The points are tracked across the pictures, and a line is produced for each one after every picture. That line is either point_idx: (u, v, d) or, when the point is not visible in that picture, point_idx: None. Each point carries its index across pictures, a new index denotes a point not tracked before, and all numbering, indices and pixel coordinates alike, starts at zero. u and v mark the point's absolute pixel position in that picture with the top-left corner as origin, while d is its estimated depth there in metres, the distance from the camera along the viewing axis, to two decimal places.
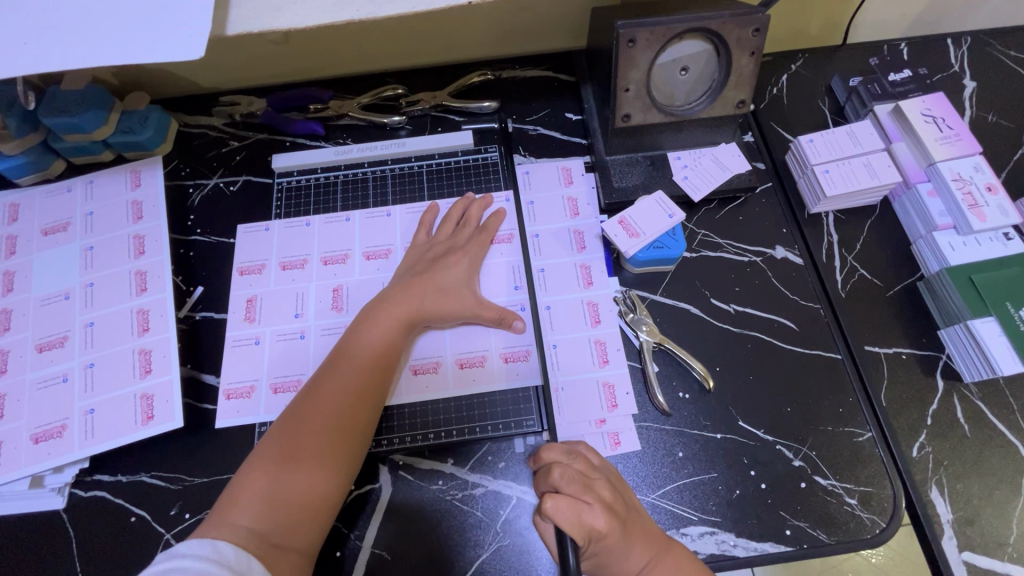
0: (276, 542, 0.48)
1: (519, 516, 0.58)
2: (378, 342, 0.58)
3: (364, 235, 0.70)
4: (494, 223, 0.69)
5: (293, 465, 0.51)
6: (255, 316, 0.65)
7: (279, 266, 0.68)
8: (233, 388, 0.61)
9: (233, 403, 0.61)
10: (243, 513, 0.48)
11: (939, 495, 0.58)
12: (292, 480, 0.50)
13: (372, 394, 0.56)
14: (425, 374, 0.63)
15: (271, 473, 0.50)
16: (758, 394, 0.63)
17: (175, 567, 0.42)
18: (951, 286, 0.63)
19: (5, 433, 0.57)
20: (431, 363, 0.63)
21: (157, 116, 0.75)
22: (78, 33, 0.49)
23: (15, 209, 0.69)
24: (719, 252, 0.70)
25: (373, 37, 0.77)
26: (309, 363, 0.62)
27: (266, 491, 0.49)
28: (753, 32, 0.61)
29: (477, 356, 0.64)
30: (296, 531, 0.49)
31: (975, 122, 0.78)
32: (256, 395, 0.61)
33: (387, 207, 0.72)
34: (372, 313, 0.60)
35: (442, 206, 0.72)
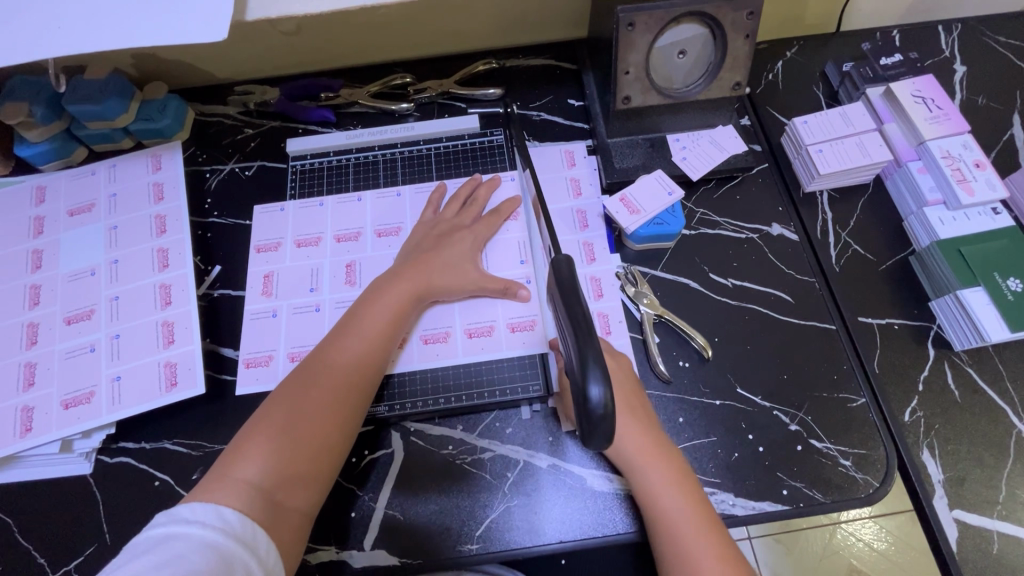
0: (280, 501, 0.50)
1: (525, 480, 0.60)
2: (385, 315, 0.61)
3: (375, 215, 0.73)
4: (506, 207, 0.71)
5: (299, 427, 0.53)
6: (272, 291, 0.68)
7: (295, 244, 0.71)
8: (252, 357, 0.64)
9: (252, 371, 0.64)
10: (249, 471, 0.50)
11: (931, 457, 0.60)
12: (298, 442, 0.52)
13: (377, 366, 0.59)
14: (436, 343, 0.66)
15: (278, 435, 0.52)
16: (755, 362, 0.65)
17: (179, 533, 0.44)
18: (941, 258, 0.66)
19: (36, 400, 0.60)
20: (441, 333, 0.66)
21: (176, 105, 0.78)
22: (111, 17, 0.52)
23: (41, 192, 0.72)
24: (717, 229, 0.73)
25: (383, 28, 0.81)
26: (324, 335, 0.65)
27: (273, 451, 0.51)
28: (747, 15, 0.64)
29: (485, 326, 0.66)
30: (299, 491, 0.51)
31: (965, 105, 0.80)
32: (274, 364, 0.64)
33: (396, 188, 0.75)
34: (379, 288, 0.63)
35: (449, 186, 0.75)
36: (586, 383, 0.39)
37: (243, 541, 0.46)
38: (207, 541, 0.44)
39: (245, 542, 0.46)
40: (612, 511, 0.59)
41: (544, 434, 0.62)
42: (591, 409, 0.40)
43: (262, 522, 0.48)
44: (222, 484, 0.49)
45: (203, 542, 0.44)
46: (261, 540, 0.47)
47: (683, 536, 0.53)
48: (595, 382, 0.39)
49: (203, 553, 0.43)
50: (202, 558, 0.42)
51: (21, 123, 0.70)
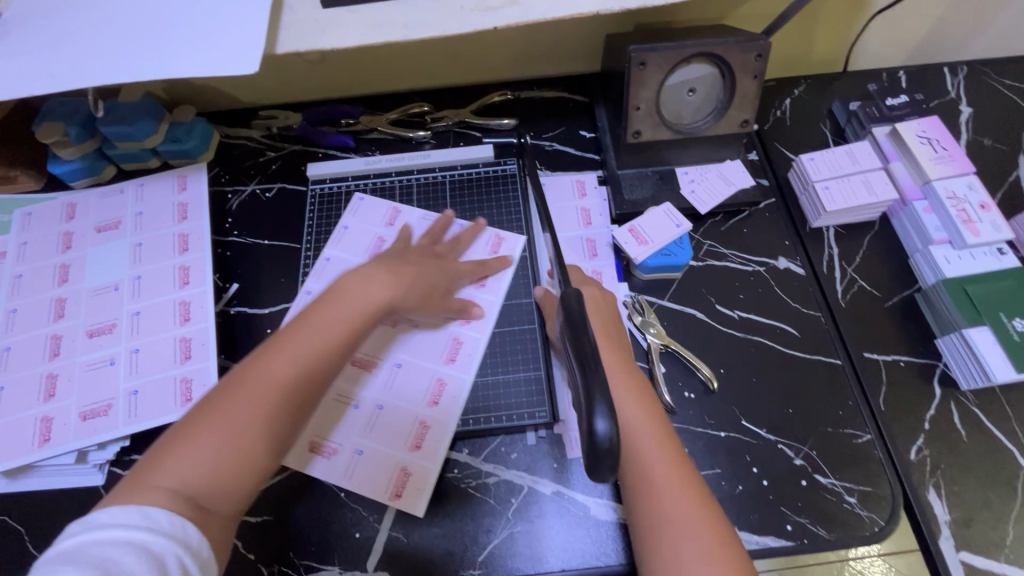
0: (206, 507, 0.44)
1: (528, 505, 0.61)
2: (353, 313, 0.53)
3: (362, 241, 0.75)
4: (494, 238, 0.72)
5: (241, 429, 0.46)
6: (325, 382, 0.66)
7: None
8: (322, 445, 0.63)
9: (324, 461, 0.62)
10: (171, 475, 0.44)
11: (937, 497, 0.60)
12: (242, 445, 0.46)
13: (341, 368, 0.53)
14: (374, 368, 0.66)
15: (221, 436, 0.46)
16: (761, 397, 0.66)
17: (100, 538, 0.38)
18: (946, 297, 0.66)
19: (54, 411, 0.62)
20: (377, 360, 0.66)
21: (202, 127, 0.82)
22: (154, 49, 0.55)
23: (71, 208, 0.74)
24: (724, 261, 0.74)
25: (403, 60, 0.84)
26: (366, 434, 0.63)
27: (212, 454, 0.45)
28: (755, 57, 0.66)
29: (452, 343, 0.67)
30: (228, 497, 0.45)
31: (971, 145, 0.82)
32: (337, 459, 0.62)
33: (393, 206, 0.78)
34: (353, 279, 0.56)
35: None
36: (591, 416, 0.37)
37: (176, 537, 0.41)
38: (137, 543, 0.39)
39: (181, 540, 0.41)
40: (616, 542, 0.59)
41: (549, 461, 0.63)
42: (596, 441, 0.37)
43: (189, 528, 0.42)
44: (144, 485, 0.42)
45: (131, 543, 0.39)
46: (195, 538, 0.42)
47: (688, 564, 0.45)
48: (602, 416, 0.36)
49: (134, 555, 0.38)
50: (135, 562, 0.38)
51: (56, 142, 0.73)
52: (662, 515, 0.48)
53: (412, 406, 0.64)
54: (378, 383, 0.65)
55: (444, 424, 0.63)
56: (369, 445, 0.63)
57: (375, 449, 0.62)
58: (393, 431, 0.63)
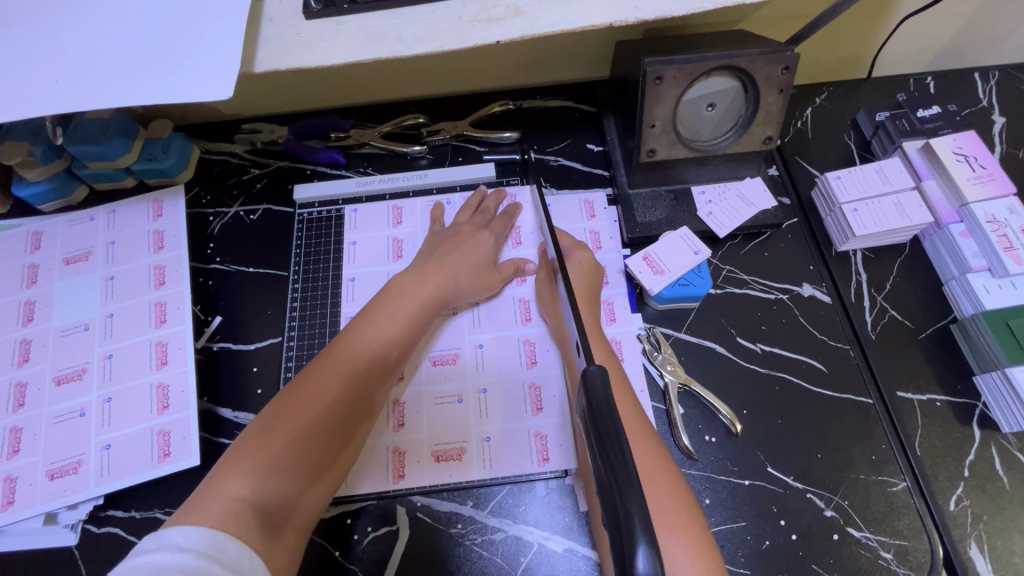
0: (277, 523, 0.46)
1: (539, 564, 0.56)
2: (397, 324, 0.58)
3: (379, 249, 0.71)
4: (514, 210, 0.71)
5: (310, 439, 0.49)
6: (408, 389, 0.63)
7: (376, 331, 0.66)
8: (440, 450, 0.61)
9: (446, 465, 0.60)
10: (244, 489, 0.44)
11: (979, 552, 0.55)
12: (307, 457, 0.49)
13: (383, 380, 0.56)
14: (445, 364, 0.64)
15: (285, 445, 0.47)
16: (789, 440, 0.61)
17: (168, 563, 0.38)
18: (987, 331, 0.61)
19: (19, 469, 0.56)
20: (451, 355, 0.65)
21: (180, 144, 0.76)
22: (111, 69, 0.49)
23: (37, 237, 0.68)
24: (745, 288, 0.69)
25: (396, 68, 0.77)
26: (483, 421, 0.62)
27: (278, 466, 0.47)
28: (782, 69, 0.60)
29: (520, 305, 0.67)
30: (296, 511, 0.48)
31: (1006, 159, 0.77)
32: (469, 457, 0.60)
33: (390, 204, 0.74)
34: (395, 291, 0.60)
35: (456, 201, 0.74)
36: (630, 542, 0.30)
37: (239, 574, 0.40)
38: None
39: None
40: None
41: (559, 514, 0.58)
42: None
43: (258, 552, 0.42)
44: (210, 502, 0.43)
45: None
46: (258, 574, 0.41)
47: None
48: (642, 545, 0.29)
49: None
50: None
51: (19, 163, 0.67)
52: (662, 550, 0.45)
53: (515, 373, 0.64)
54: (469, 368, 0.64)
55: (552, 378, 0.63)
56: (493, 429, 0.61)
57: (501, 432, 0.61)
58: (508, 403, 0.62)
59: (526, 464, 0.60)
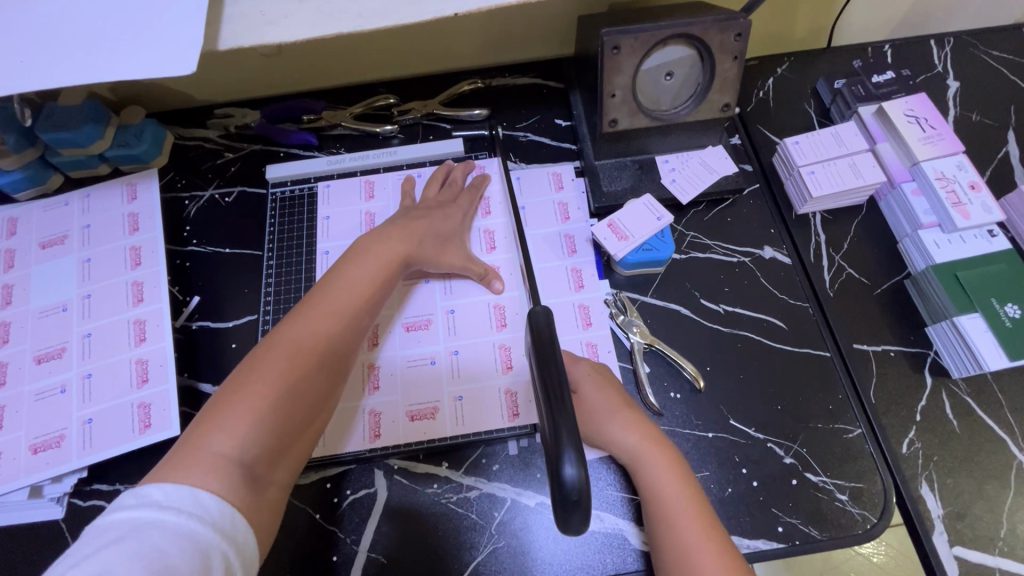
0: (258, 476, 0.47)
1: (513, 518, 0.59)
2: (369, 284, 0.58)
3: (352, 222, 0.73)
4: (480, 183, 0.73)
5: (286, 395, 0.50)
6: (383, 351, 0.65)
7: None
8: (415, 410, 0.63)
9: (419, 425, 0.62)
10: (225, 445, 0.46)
11: (930, 491, 0.59)
12: (284, 411, 0.50)
13: (356, 336, 0.57)
14: (417, 330, 0.66)
15: (264, 404, 0.49)
16: (749, 393, 0.63)
17: (152, 520, 0.40)
18: (937, 284, 0.64)
19: (4, 445, 0.58)
20: (423, 321, 0.67)
21: (153, 129, 0.77)
22: (76, 48, 0.50)
23: (13, 223, 0.69)
24: (708, 253, 0.71)
25: (364, 49, 0.79)
26: (455, 382, 0.64)
27: (256, 423, 0.48)
28: (735, 36, 0.62)
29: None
30: (274, 464, 0.49)
31: (959, 122, 0.79)
32: (442, 416, 0.62)
33: (364, 178, 0.76)
34: (362, 250, 0.60)
35: (426, 174, 0.76)
36: (559, 460, 0.34)
37: (222, 530, 0.43)
38: (184, 532, 0.40)
39: (226, 532, 0.43)
40: (604, 552, 0.57)
41: (531, 471, 0.61)
42: (563, 489, 0.35)
43: (240, 507, 0.45)
44: (194, 460, 0.45)
45: (181, 532, 0.40)
46: (241, 528, 0.44)
47: None
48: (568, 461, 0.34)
49: (180, 544, 0.40)
50: (178, 551, 0.39)
51: None
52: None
53: (485, 337, 0.66)
54: (441, 333, 0.66)
55: (520, 340, 0.65)
56: (464, 389, 0.63)
57: (472, 392, 0.63)
58: (478, 366, 0.64)
59: (497, 422, 0.62)
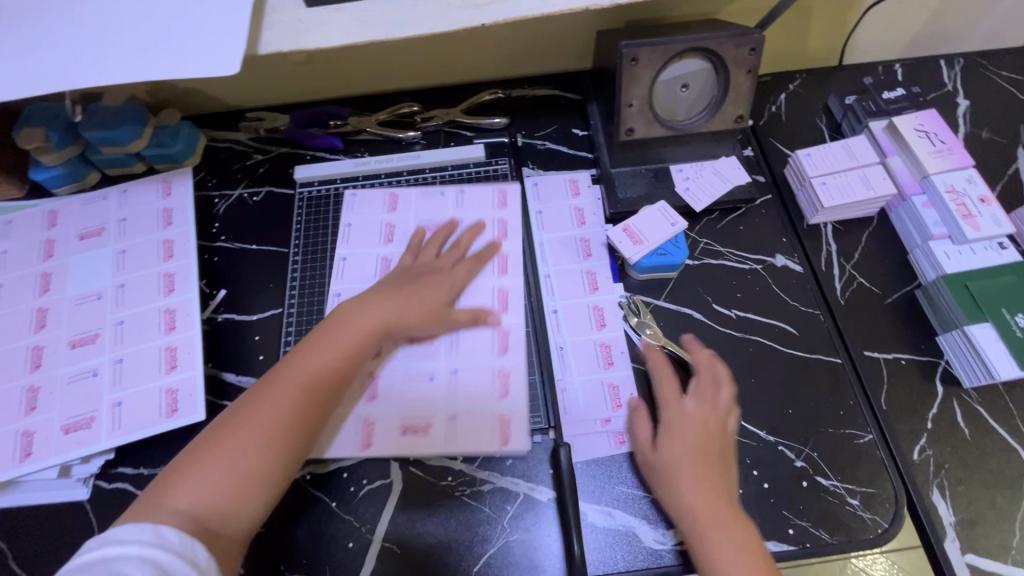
0: (212, 531, 0.47)
1: (526, 512, 0.60)
2: (347, 350, 0.57)
3: (375, 220, 0.75)
4: (488, 251, 0.70)
5: (249, 449, 0.51)
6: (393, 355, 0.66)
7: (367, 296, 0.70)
8: (408, 422, 0.62)
9: (412, 437, 0.62)
10: (185, 496, 0.48)
11: (941, 497, 0.59)
12: (246, 465, 0.50)
13: (333, 390, 0.56)
14: (419, 345, 0.66)
15: (220, 478, 0.49)
16: (761, 397, 0.64)
17: (115, 554, 0.41)
18: (947, 293, 0.65)
19: (36, 424, 0.60)
20: (427, 336, 0.66)
21: (188, 131, 0.80)
22: (128, 50, 0.54)
23: (53, 215, 0.73)
24: (721, 259, 0.73)
25: (390, 58, 0.82)
26: (450, 402, 0.63)
27: (216, 475, 0.49)
28: (749, 51, 0.65)
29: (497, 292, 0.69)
30: (235, 518, 0.49)
31: (969, 138, 0.81)
32: (433, 433, 0.62)
33: (388, 191, 0.77)
34: (347, 309, 0.60)
35: (449, 194, 0.76)
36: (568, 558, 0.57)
37: (186, 557, 0.43)
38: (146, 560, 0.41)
39: (189, 560, 0.43)
40: (615, 548, 0.58)
41: (545, 466, 0.62)
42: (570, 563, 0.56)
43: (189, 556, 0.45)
44: (153, 510, 0.47)
45: (143, 561, 0.41)
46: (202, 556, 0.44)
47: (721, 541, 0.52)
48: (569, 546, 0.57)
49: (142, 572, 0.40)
50: None
51: (37, 147, 0.71)
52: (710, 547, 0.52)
53: (486, 351, 0.66)
54: (442, 352, 0.66)
55: (520, 365, 0.65)
56: (461, 409, 0.63)
57: (467, 414, 0.62)
58: None
59: (486, 450, 0.60)
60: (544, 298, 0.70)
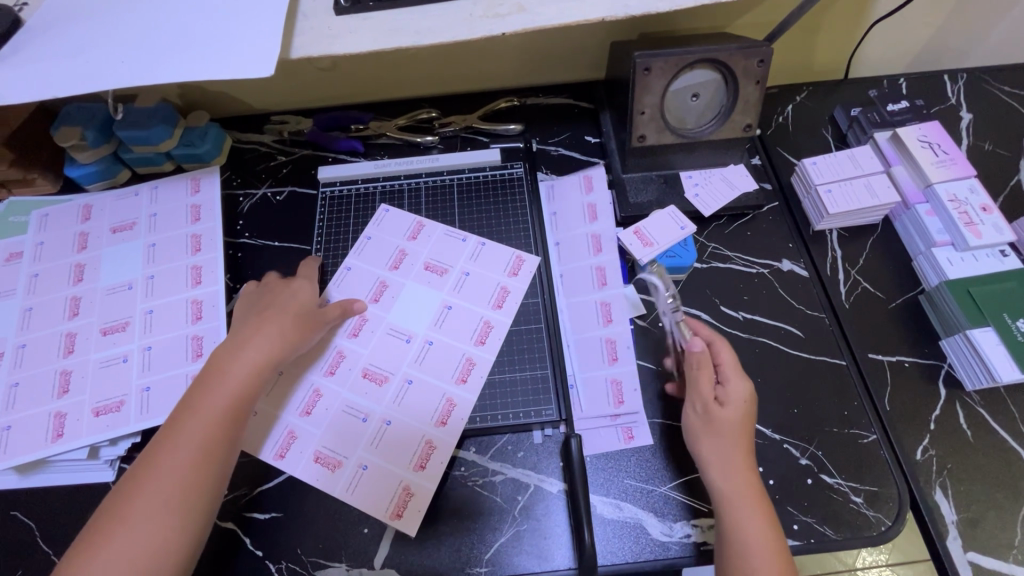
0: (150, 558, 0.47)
1: (536, 502, 0.61)
2: (224, 410, 0.54)
3: (400, 225, 0.78)
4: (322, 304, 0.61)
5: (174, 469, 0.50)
6: (369, 373, 0.67)
7: (375, 299, 0.72)
8: (322, 454, 0.63)
9: (317, 467, 0.62)
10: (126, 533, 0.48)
11: (944, 497, 0.60)
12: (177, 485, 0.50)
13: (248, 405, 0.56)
14: (372, 380, 0.67)
15: (119, 569, 0.46)
16: (766, 396, 0.66)
17: None
18: (951, 299, 0.67)
19: (68, 406, 0.63)
20: (382, 375, 0.67)
21: (216, 132, 0.83)
22: (170, 52, 0.57)
23: (87, 210, 0.76)
24: (728, 263, 0.75)
25: (411, 65, 0.86)
26: (371, 449, 0.63)
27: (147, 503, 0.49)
28: (758, 63, 0.67)
29: (482, 327, 0.70)
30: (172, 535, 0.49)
31: (972, 150, 0.83)
32: (341, 472, 0.62)
33: (417, 219, 0.79)
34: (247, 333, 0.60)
35: (469, 241, 0.77)
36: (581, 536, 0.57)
37: None
38: None
39: None
40: (623, 540, 0.59)
41: (555, 459, 0.64)
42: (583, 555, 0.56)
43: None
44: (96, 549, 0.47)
45: None
46: None
47: (738, 517, 0.52)
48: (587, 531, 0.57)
49: None
50: None
51: (73, 145, 0.74)
52: (732, 519, 0.52)
53: (441, 382, 0.67)
54: (388, 396, 0.66)
55: (468, 400, 0.65)
56: (373, 459, 0.62)
57: (377, 465, 0.62)
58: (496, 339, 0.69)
59: (425, 486, 0.61)
60: (555, 297, 0.73)
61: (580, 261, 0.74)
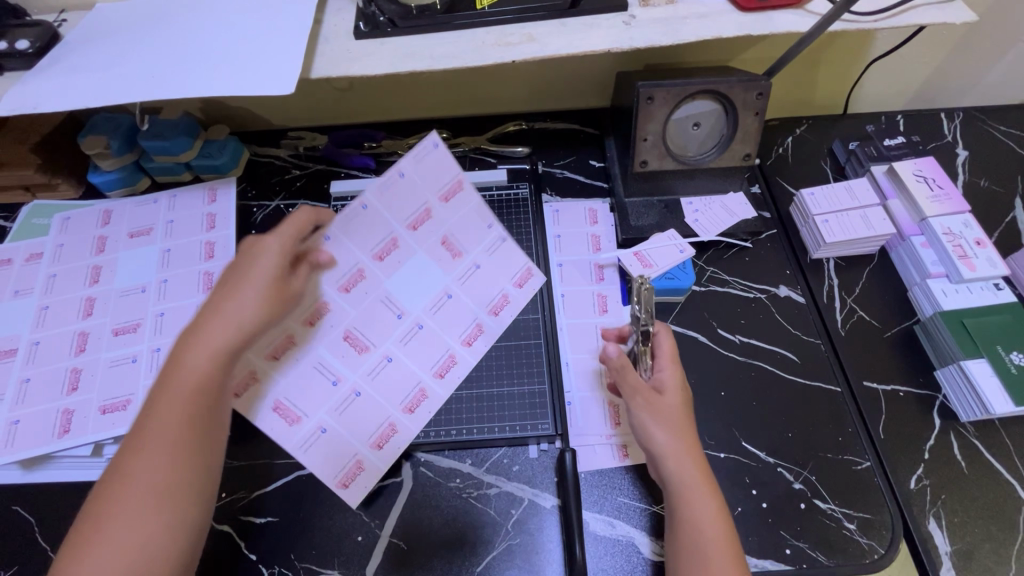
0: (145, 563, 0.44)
1: (529, 517, 0.62)
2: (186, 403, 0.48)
3: (433, 172, 0.63)
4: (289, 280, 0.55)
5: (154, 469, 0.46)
6: (363, 346, 0.63)
7: (376, 258, 0.63)
8: (284, 403, 0.59)
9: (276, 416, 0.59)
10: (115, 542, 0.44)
11: (938, 527, 0.60)
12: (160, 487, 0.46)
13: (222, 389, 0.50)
14: (352, 345, 0.63)
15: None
16: (760, 420, 0.67)
17: None
18: (945, 329, 0.68)
19: (77, 403, 0.64)
20: (364, 344, 0.63)
21: (234, 145, 0.85)
22: (196, 68, 0.59)
23: (107, 215, 0.79)
24: (726, 287, 0.76)
25: (425, 88, 0.89)
26: (336, 417, 0.61)
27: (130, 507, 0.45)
28: (757, 95, 0.70)
29: (473, 328, 0.69)
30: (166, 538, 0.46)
31: (968, 186, 0.85)
32: (298, 428, 0.60)
33: (461, 175, 0.65)
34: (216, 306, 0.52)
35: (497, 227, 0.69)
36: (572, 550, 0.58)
37: None
38: None
39: None
40: (615, 558, 0.59)
41: (550, 474, 0.64)
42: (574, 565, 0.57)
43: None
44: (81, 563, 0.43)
45: None
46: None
47: (694, 514, 0.52)
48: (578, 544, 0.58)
49: None
50: None
51: (98, 153, 0.78)
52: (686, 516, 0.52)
53: (420, 371, 0.66)
54: (365, 365, 0.63)
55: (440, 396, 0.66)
56: (333, 424, 0.61)
57: (337, 433, 0.61)
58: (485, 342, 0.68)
59: (376, 464, 0.62)
60: (555, 315, 0.74)
61: (583, 284, 0.76)
